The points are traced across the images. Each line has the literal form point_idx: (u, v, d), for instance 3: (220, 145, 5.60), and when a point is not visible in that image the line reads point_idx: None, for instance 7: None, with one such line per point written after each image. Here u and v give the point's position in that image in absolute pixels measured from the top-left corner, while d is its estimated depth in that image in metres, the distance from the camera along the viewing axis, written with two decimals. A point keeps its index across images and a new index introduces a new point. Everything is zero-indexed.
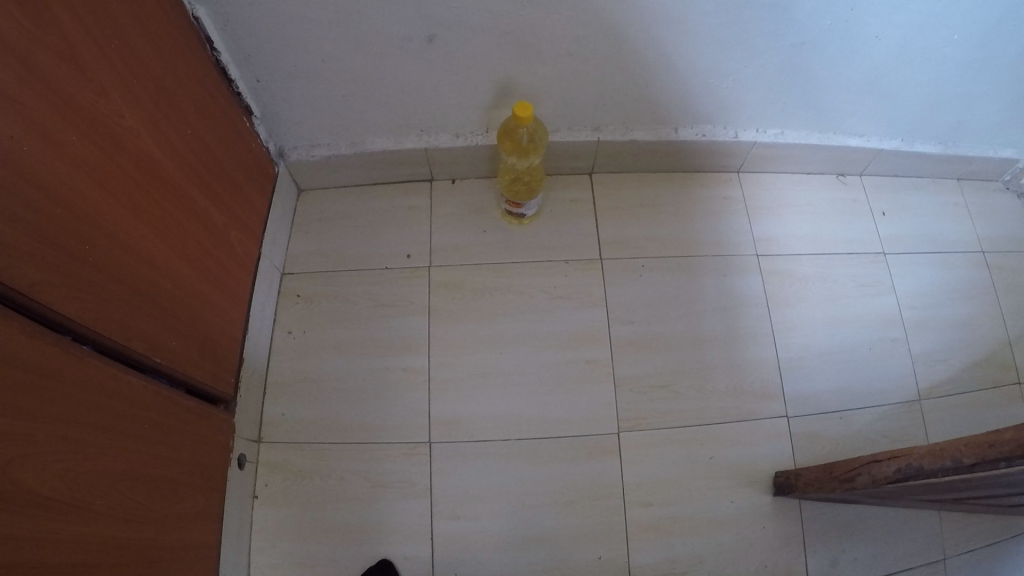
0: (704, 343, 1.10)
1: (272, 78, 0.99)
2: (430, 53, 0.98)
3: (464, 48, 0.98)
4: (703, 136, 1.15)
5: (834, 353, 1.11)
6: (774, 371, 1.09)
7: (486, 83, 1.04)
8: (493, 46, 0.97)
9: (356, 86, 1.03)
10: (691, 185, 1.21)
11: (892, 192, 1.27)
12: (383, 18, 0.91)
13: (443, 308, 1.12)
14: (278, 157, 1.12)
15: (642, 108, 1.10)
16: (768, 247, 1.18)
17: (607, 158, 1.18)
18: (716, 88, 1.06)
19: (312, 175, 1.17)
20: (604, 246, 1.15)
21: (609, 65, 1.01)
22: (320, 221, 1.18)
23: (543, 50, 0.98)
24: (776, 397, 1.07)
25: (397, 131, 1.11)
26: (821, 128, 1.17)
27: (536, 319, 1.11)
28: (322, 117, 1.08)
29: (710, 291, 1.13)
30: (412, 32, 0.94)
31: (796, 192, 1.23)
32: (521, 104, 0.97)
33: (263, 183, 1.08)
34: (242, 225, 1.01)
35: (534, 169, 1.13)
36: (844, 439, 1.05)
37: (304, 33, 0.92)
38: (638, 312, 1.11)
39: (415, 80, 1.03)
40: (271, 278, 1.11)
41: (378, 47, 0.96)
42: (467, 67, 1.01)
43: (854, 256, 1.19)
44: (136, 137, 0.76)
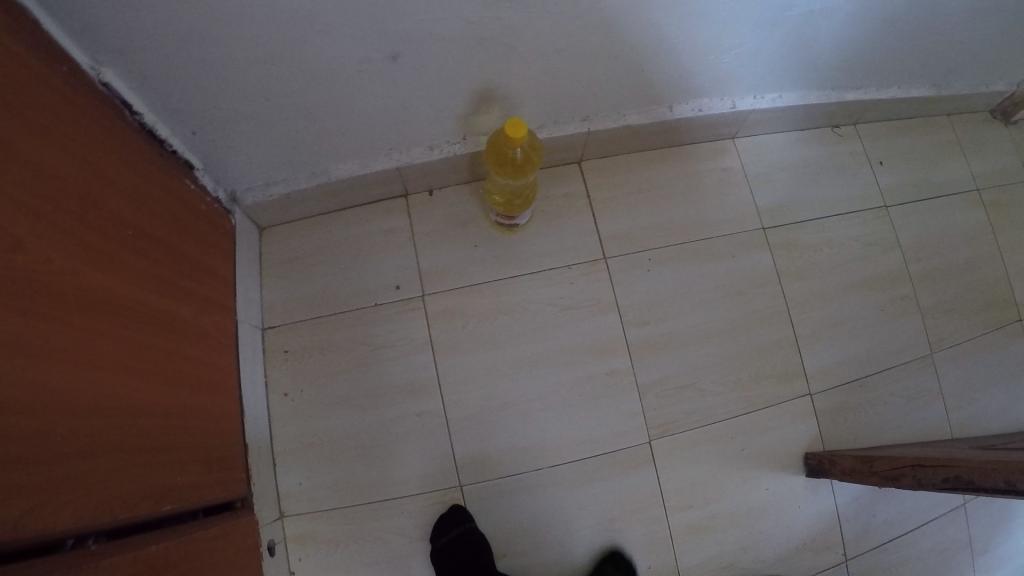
0: (722, 336, 1.06)
1: (208, 128, 0.84)
2: (391, 73, 0.82)
3: (432, 61, 0.82)
4: (699, 112, 1.07)
5: (846, 322, 1.12)
6: (793, 350, 1.09)
7: (460, 91, 0.89)
8: (468, 54, 0.82)
9: (308, 120, 0.87)
10: (687, 160, 1.13)
11: (885, 137, 1.26)
12: (327, 44, 0.74)
13: (445, 340, 1.02)
14: (232, 203, 0.98)
15: (635, 92, 1.00)
16: (772, 217, 1.13)
17: (598, 145, 1.07)
18: (715, 64, 0.97)
19: (273, 212, 1.03)
20: (605, 244, 1.06)
21: (599, 55, 0.89)
22: (292, 263, 1.06)
23: (524, 50, 0.84)
24: (795, 376, 1.08)
25: (364, 153, 0.96)
26: (819, 87, 1.11)
27: (548, 338, 1.02)
28: (275, 155, 0.93)
29: (721, 277, 1.08)
30: (368, 53, 0.78)
31: (791, 151, 1.19)
32: (514, 119, 0.83)
33: (224, 245, 0.95)
34: (211, 306, 0.89)
35: (527, 191, 1.00)
36: (864, 407, 1.10)
37: (238, 76, 0.76)
38: (652, 311, 1.05)
39: (376, 103, 0.88)
40: (252, 339, 1.01)
41: (329, 76, 0.80)
42: (437, 80, 0.86)
43: (856, 213, 1.19)
44: (72, 275, 0.61)
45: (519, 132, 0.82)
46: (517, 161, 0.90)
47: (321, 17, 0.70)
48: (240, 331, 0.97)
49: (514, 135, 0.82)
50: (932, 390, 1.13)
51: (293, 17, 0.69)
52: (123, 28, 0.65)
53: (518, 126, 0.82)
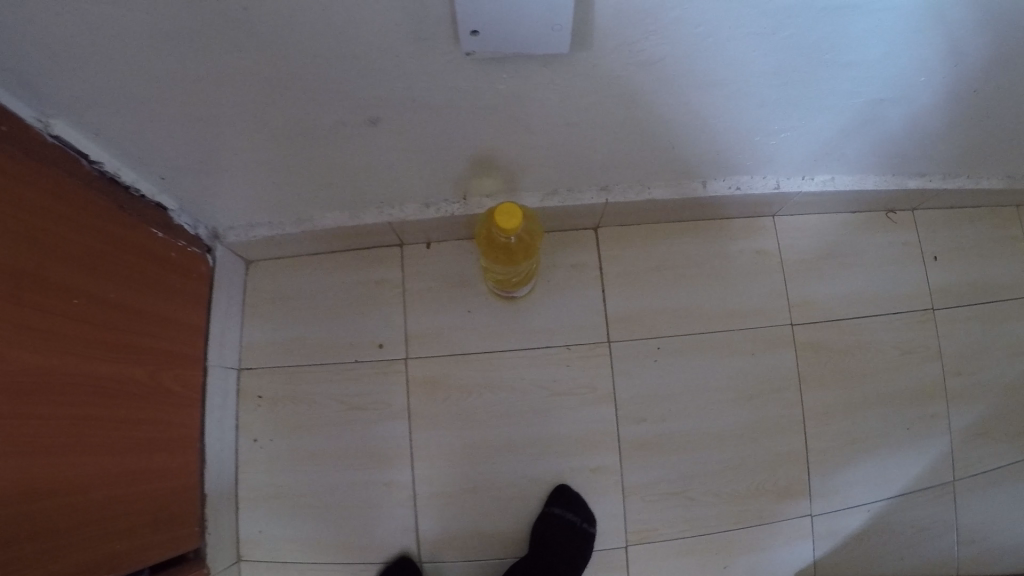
0: (722, 443, 1.00)
1: (180, 178, 0.78)
2: (374, 136, 0.72)
3: (421, 130, 0.72)
4: (737, 190, 0.95)
5: (865, 440, 1.08)
6: (803, 468, 1.05)
7: (458, 157, 0.80)
8: (463, 124, 0.72)
9: (288, 176, 0.81)
10: (717, 239, 1.04)
11: (942, 229, 1.16)
12: (298, 110, 0.66)
13: (423, 411, 0.97)
14: (213, 240, 0.95)
15: (666, 165, 0.87)
16: (801, 313, 1.06)
17: (615, 215, 0.97)
18: (761, 145, 0.85)
19: (259, 249, 1.00)
20: (610, 326, 0.99)
21: (621, 131, 0.78)
22: (275, 303, 1.03)
23: (533, 121, 0.73)
24: (787, 491, 1.04)
25: (351, 208, 0.90)
26: (875, 174, 1.00)
27: (534, 425, 0.97)
28: (254, 200, 0.86)
29: (731, 377, 1.01)
30: (349, 119, 0.68)
31: (834, 238, 1.11)
32: (508, 203, 0.74)
33: (196, 290, 0.91)
34: (177, 357, 0.86)
35: (518, 273, 0.92)
36: (863, 531, 1.08)
37: (206, 137, 0.69)
38: (649, 408, 0.98)
39: (358, 161, 0.78)
40: (225, 382, 0.97)
41: (309, 138, 0.72)
42: (430, 147, 0.76)
43: (896, 314, 1.12)
44: (12, 363, 0.57)
45: (512, 222, 0.73)
46: (508, 242, 0.82)
47: (289, 86, 0.61)
48: (208, 377, 0.93)
49: (505, 225, 0.73)
50: (946, 521, 1.09)
51: (258, 86, 0.61)
52: (69, 90, 0.58)
53: (512, 215, 0.74)
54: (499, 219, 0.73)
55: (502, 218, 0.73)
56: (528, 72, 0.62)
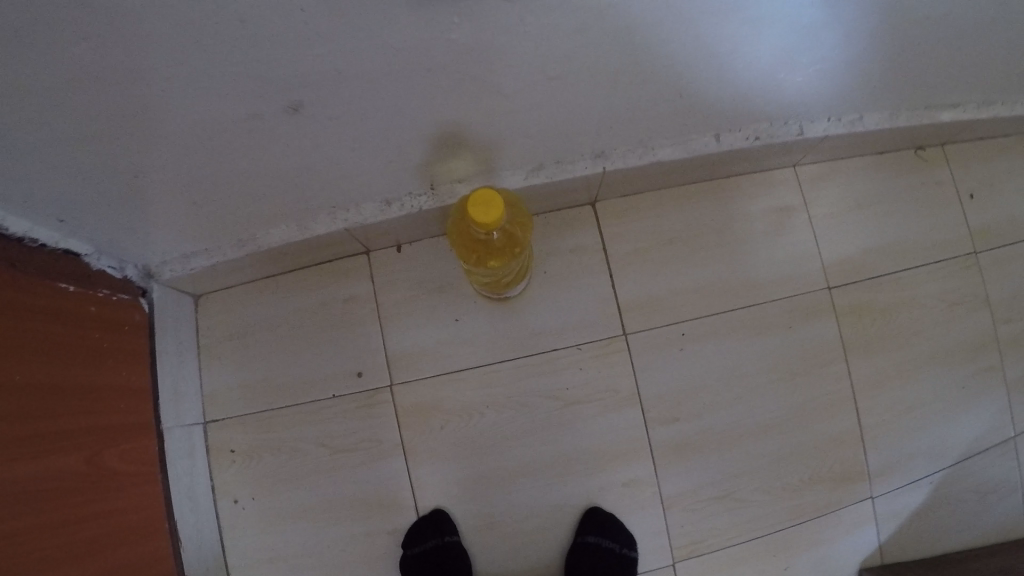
0: (771, 431, 0.89)
1: (84, 216, 0.63)
2: (302, 123, 0.56)
3: (360, 110, 0.57)
4: (755, 139, 0.82)
5: (920, 406, 0.96)
6: (859, 447, 0.93)
7: (416, 139, 0.64)
8: (410, 93, 0.56)
9: (217, 193, 0.66)
10: (736, 200, 0.91)
11: (977, 163, 1.05)
12: (202, 109, 0.51)
13: (421, 443, 0.84)
14: (147, 279, 0.80)
15: (675, 119, 0.73)
16: (839, 274, 0.95)
17: (614, 186, 0.83)
18: (783, 83, 0.71)
19: (204, 281, 0.85)
20: (625, 316, 0.85)
21: (619, 85, 0.63)
22: (235, 339, 0.88)
23: (504, 82, 0.58)
24: (845, 474, 0.92)
25: (300, 216, 0.75)
26: (900, 106, 0.89)
27: (552, 443, 0.83)
28: (184, 224, 0.71)
29: (770, 358, 0.89)
30: (267, 108, 0.53)
31: (862, 186, 1.00)
32: (482, 189, 0.58)
33: (133, 343, 0.76)
34: (122, 428, 0.72)
35: (511, 273, 0.77)
36: (931, 507, 0.96)
37: (99, 162, 0.54)
38: (682, 405, 0.85)
39: (293, 160, 0.63)
40: (188, 440, 0.83)
41: (230, 142, 0.57)
42: (376, 130, 0.61)
43: (940, 262, 1.01)
44: None
45: (495, 214, 0.58)
46: (494, 242, 0.67)
47: (178, 80, 0.46)
48: (166, 442, 0.78)
49: (487, 220, 0.58)
50: (1014, 480, 0.99)
51: (141, 86, 0.46)
52: None
53: (492, 204, 0.58)
54: (477, 214, 0.58)
55: (481, 211, 0.57)
56: (487, 13, 0.47)
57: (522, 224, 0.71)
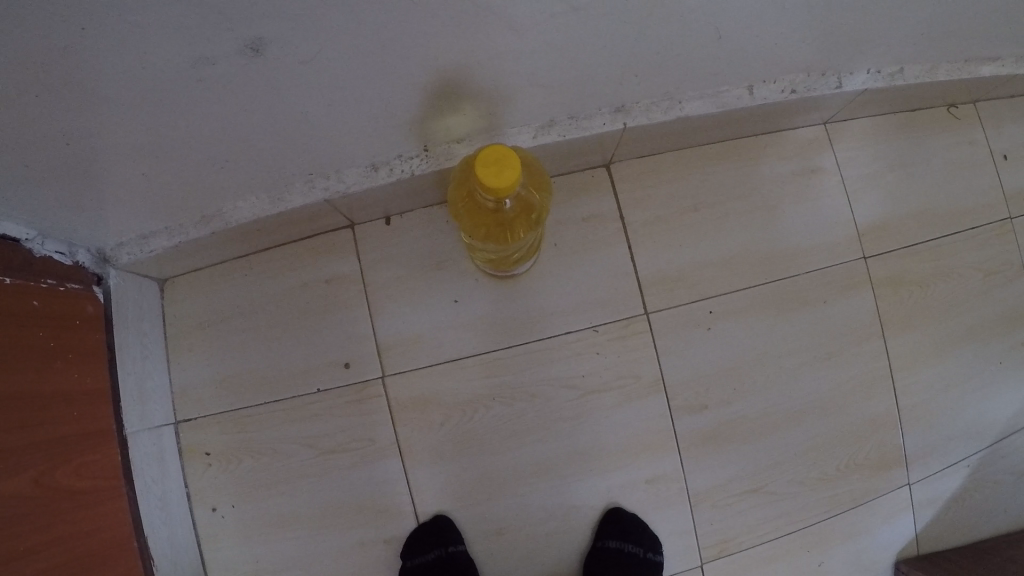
0: (806, 417, 0.80)
1: (16, 192, 0.52)
2: (264, 70, 0.45)
3: (337, 52, 0.46)
4: (793, 93, 0.72)
5: (959, 385, 0.88)
6: (897, 431, 0.85)
7: (407, 90, 0.54)
8: (397, 29, 0.45)
9: (173, 160, 0.55)
10: (763, 160, 0.81)
11: (1013, 121, 0.94)
12: (139, 53, 0.40)
13: (419, 441, 0.74)
14: (102, 265, 0.69)
15: (708, 66, 0.63)
16: (875, 242, 0.85)
17: (632, 145, 0.73)
18: (831, 24, 0.61)
19: (168, 264, 0.74)
20: (644, 293, 0.75)
21: (648, 24, 0.53)
22: (206, 328, 0.78)
23: (516, 18, 0.47)
24: (881, 462, 0.84)
25: (274, 186, 0.64)
26: (946, 57, 0.79)
27: (567, 438, 0.74)
28: (139, 197, 0.60)
29: (805, 340, 0.80)
30: (217, 50, 0.41)
31: (898, 145, 0.89)
32: (493, 144, 0.48)
33: (87, 339, 0.66)
34: (77, 439, 0.61)
35: (519, 250, 0.67)
36: (971, 493, 0.88)
37: (23, 123, 0.43)
38: (709, 390, 0.76)
39: (260, 118, 0.52)
40: (158, 445, 0.73)
41: (181, 96, 0.46)
42: (357, 76, 0.49)
43: (972, 230, 0.90)
44: None
45: (508, 176, 0.47)
46: (506, 216, 0.57)
47: (100, 11, 0.35)
48: (131, 450, 0.68)
49: (497, 184, 0.47)
50: None
51: (52, 18, 0.35)
52: None
53: (505, 164, 0.47)
54: (486, 175, 0.47)
55: (490, 171, 0.46)
56: None
57: (538, 195, 0.61)
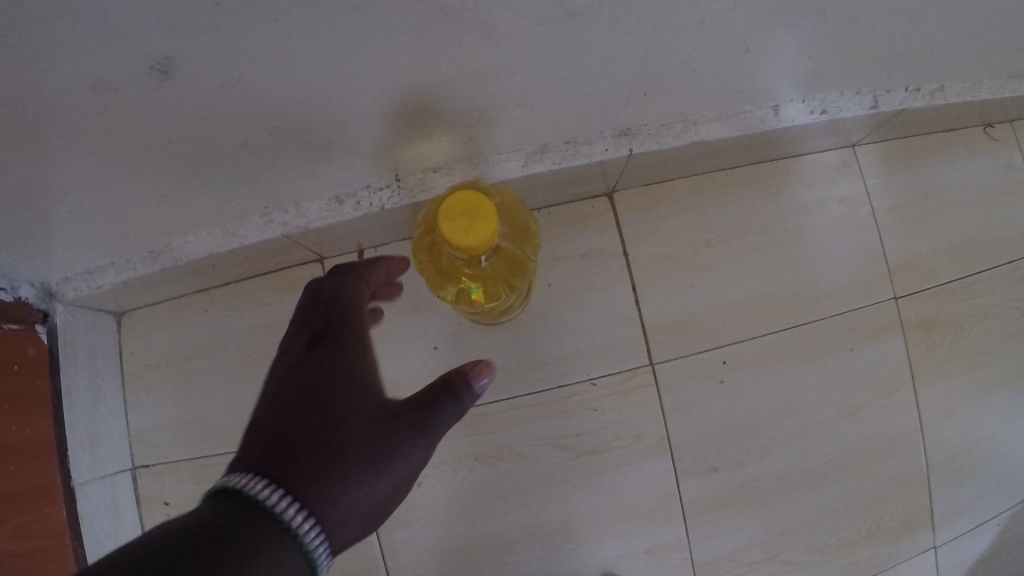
0: (826, 477, 0.71)
1: None
2: (192, 94, 0.37)
3: (272, 71, 0.37)
4: (823, 114, 0.64)
5: (995, 439, 0.78)
6: (924, 492, 0.75)
7: (369, 112, 0.45)
8: (345, 41, 0.36)
9: (105, 195, 0.47)
10: (785, 189, 0.72)
11: None
12: (12, 80, 0.31)
13: (393, 503, 0.66)
14: (48, 300, 0.62)
15: (725, 83, 0.54)
16: (908, 280, 0.75)
17: (637, 172, 0.64)
18: (868, 34, 0.52)
19: (118, 300, 0.66)
20: (649, 341, 0.67)
21: (654, 34, 0.44)
22: (166, 369, 0.72)
23: (497, 27, 0.39)
24: (909, 525, 0.75)
25: (230, 219, 0.56)
26: (995, 72, 0.69)
27: (558, 501, 0.66)
28: (78, 235, 0.53)
29: (828, 391, 0.71)
30: (113, 73, 0.33)
31: (937, 170, 0.79)
32: (461, 193, 0.42)
33: (27, 387, 0.61)
34: (16, 498, 0.57)
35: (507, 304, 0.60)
36: (998, 555, 0.79)
37: None
38: (718, 450, 0.68)
39: (201, 146, 0.44)
40: (114, 496, 0.68)
41: (94, 128, 0.38)
42: (303, 99, 0.41)
43: (1016, 265, 0.80)
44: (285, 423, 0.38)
45: (474, 230, 0.41)
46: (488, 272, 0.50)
47: None
48: (80, 504, 0.64)
49: (465, 240, 0.41)
50: None
51: None
52: None
53: (472, 216, 0.41)
54: (450, 229, 0.41)
55: (451, 224, 0.40)
56: None
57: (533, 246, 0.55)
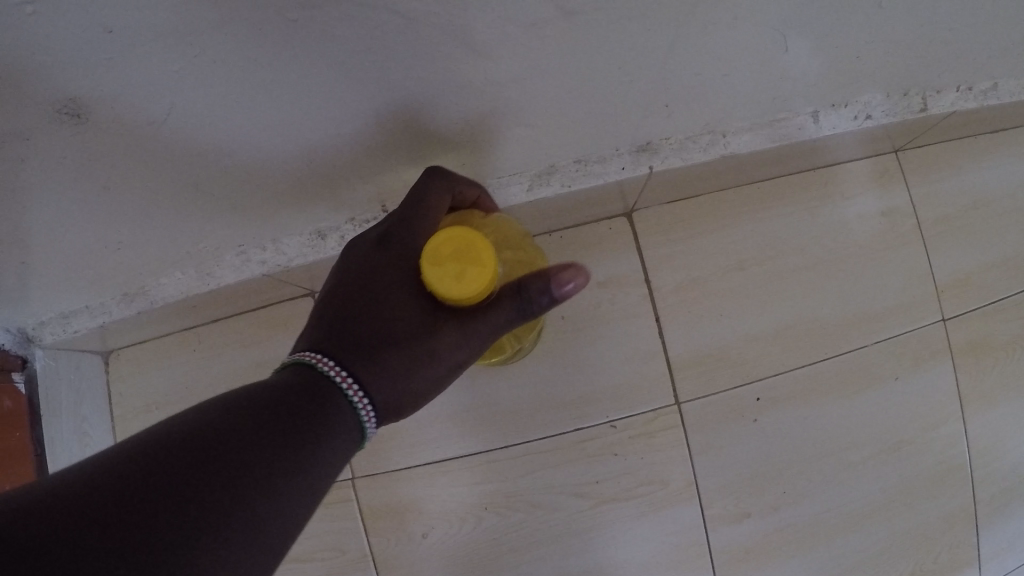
0: (871, 519, 0.65)
1: None
2: (115, 122, 0.32)
3: (209, 96, 0.32)
4: (865, 119, 0.57)
5: None
6: (976, 533, 0.67)
7: (341, 141, 0.40)
8: (287, 59, 0.31)
9: (60, 241, 0.42)
10: (822, 204, 0.65)
11: None
12: None
13: (397, 556, 0.60)
14: (26, 345, 0.57)
15: (756, 88, 0.48)
16: (960, 299, 0.68)
17: (658, 191, 0.58)
18: (918, 25, 0.44)
19: (98, 341, 0.61)
20: (674, 377, 0.61)
21: (670, 35, 0.37)
22: (156, 411, 0.67)
23: (481, 32, 0.33)
24: (965, 572, 0.67)
25: (209, 256, 0.51)
26: None
27: (576, 554, 0.60)
28: (44, 282, 0.48)
29: (871, 426, 0.65)
30: (12, 112, 0.29)
31: (993, 173, 0.70)
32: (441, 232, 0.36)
33: (8, 439, 0.58)
34: None
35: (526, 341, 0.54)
36: None
37: None
38: (750, 494, 0.61)
39: (154, 180, 0.38)
40: None
41: (11, 169, 0.33)
42: (255, 129, 0.36)
43: None
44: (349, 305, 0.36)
45: (476, 269, 0.35)
46: None
47: None
48: None
49: (461, 291, 0.35)
50: None
51: None
52: None
53: (463, 258, 0.35)
54: (447, 282, 0.35)
55: (439, 275, 0.35)
56: None
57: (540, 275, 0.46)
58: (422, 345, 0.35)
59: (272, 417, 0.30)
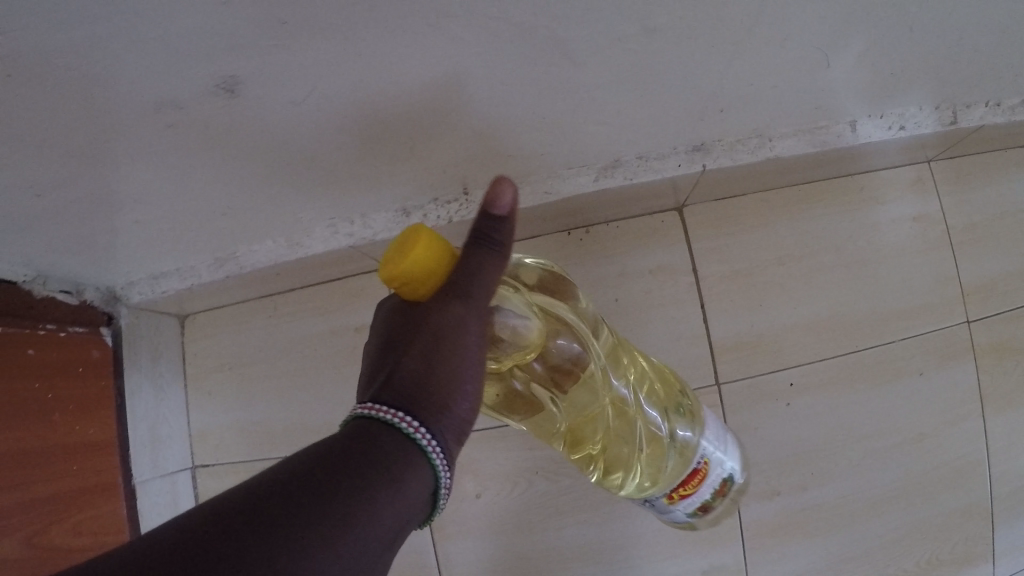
0: (890, 504, 0.69)
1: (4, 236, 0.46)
2: (257, 104, 0.37)
3: (338, 86, 0.38)
4: (900, 130, 0.61)
5: None
6: (991, 524, 0.71)
7: (439, 129, 0.45)
8: (411, 57, 0.36)
9: (178, 204, 0.48)
10: (857, 208, 0.70)
11: None
12: (80, 79, 0.31)
13: (450, 513, 0.65)
14: (113, 303, 0.63)
15: (804, 98, 0.52)
16: (984, 302, 0.72)
17: (708, 187, 0.63)
18: (953, 46, 0.49)
19: (181, 303, 0.67)
20: (715, 361, 0.66)
21: (734, 49, 0.43)
22: (227, 371, 0.73)
23: (575, 41, 0.38)
24: (980, 562, 0.71)
25: (301, 228, 0.57)
26: None
27: (616, 519, 0.65)
28: (153, 242, 0.54)
29: (894, 417, 0.69)
30: (179, 90, 0.34)
31: (1020, 185, 0.74)
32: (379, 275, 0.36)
33: (92, 387, 0.63)
34: (77, 493, 0.61)
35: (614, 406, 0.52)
36: None
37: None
38: (779, 472, 0.66)
39: (273, 155, 0.44)
40: (172, 494, 0.70)
41: (159, 137, 0.39)
42: (368, 115, 0.42)
43: None
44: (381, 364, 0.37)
45: (413, 250, 0.35)
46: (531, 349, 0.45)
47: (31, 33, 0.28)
48: (139, 500, 0.66)
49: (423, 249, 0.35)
50: None
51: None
52: None
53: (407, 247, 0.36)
54: (401, 286, 0.36)
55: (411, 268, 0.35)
56: None
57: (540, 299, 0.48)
58: (434, 324, 0.36)
59: (340, 461, 0.30)
